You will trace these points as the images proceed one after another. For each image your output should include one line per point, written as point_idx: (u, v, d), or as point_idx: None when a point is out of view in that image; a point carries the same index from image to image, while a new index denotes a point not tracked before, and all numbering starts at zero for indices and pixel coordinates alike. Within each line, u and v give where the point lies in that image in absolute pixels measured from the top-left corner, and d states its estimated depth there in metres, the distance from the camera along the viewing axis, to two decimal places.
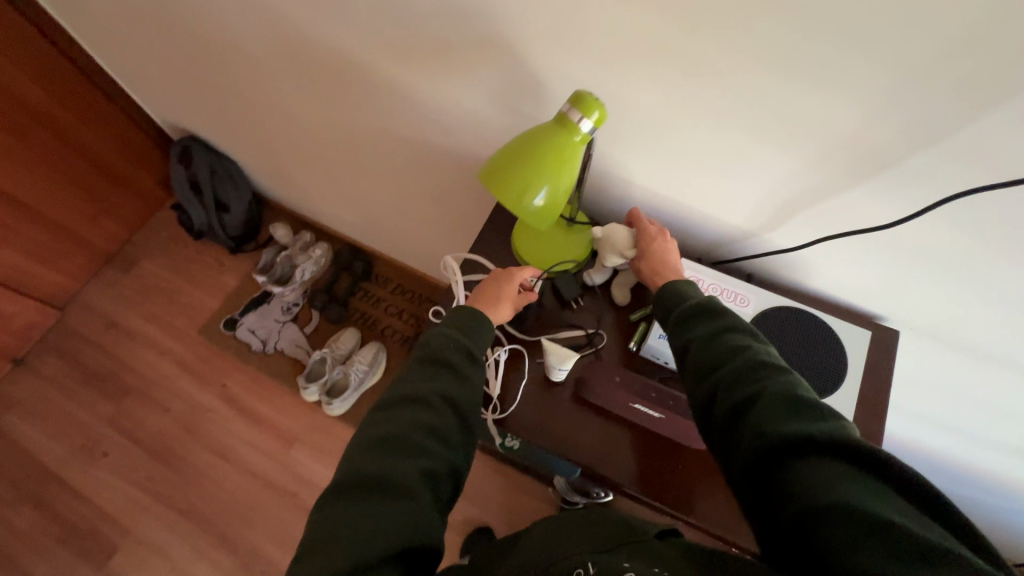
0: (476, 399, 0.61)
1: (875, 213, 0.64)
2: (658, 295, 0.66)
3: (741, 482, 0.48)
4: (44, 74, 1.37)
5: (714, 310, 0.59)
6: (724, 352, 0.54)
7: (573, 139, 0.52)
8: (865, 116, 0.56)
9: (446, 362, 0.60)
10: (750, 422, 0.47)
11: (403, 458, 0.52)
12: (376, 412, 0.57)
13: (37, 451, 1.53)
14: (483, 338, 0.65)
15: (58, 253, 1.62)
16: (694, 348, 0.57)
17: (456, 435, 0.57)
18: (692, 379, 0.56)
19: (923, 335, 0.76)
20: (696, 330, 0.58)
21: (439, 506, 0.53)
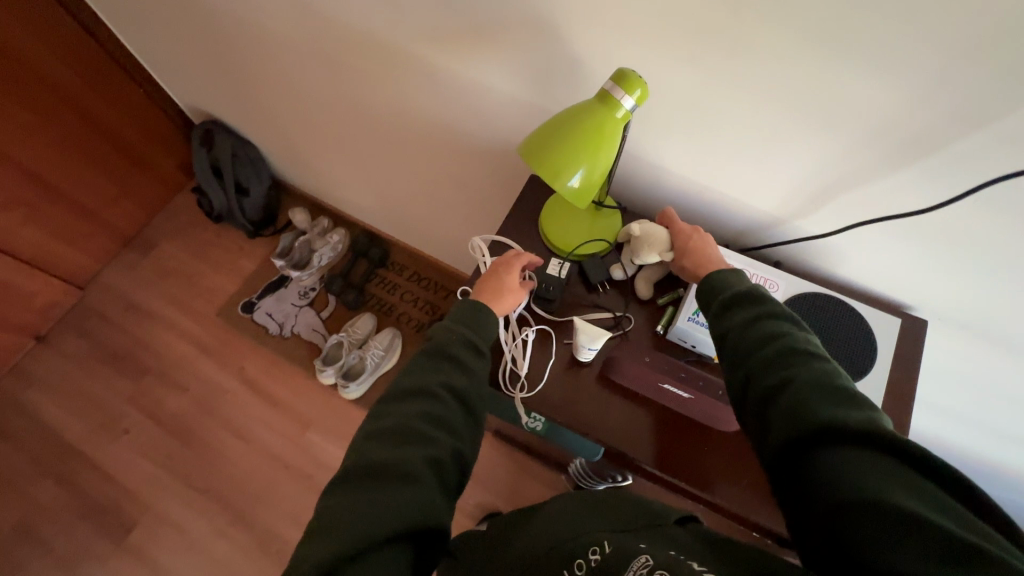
0: (480, 391, 0.61)
1: (914, 199, 0.63)
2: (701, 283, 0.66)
3: (773, 468, 0.49)
4: (71, 55, 1.38)
5: (755, 295, 0.58)
6: (762, 338, 0.54)
7: (614, 115, 0.53)
8: (910, 99, 0.55)
9: (449, 355, 0.61)
10: (784, 409, 0.48)
11: (408, 446, 0.52)
12: (384, 403, 0.57)
13: (59, 426, 1.55)
14: (486, 328, 0.66)
15: (80, 233, 1.65)
16: (731, 333, 0.57)
17: (462, 424, 0.57)
18: (728, 364, 0.56)
19: (952, 327, 0.76)
20: (735, 314, 0.58)
21: (446, 492, 0.53)
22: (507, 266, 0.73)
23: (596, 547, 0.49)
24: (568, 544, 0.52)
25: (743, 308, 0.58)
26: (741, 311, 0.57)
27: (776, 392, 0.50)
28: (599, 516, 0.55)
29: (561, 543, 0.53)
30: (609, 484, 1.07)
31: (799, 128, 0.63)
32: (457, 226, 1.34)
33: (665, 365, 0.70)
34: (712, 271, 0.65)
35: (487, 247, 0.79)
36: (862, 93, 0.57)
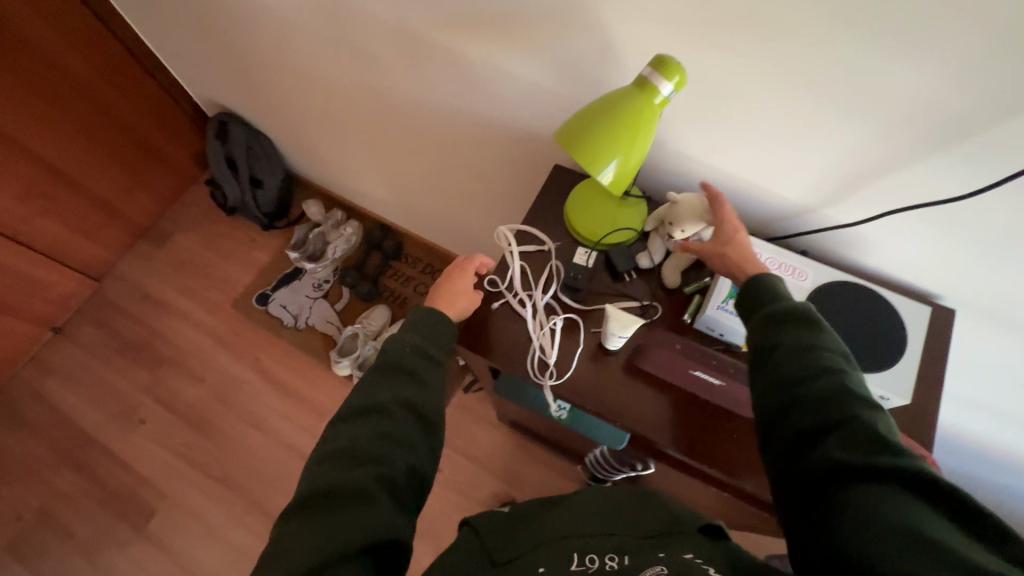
0: (435, 401, 0.62)
1: (948, 186, 0.63)
2: (743, 292, 0.63)
3: (800, 496, 0.47)
4: (86, 45, 1.39)
5: (806, 320, 0.55)
6: (811, 367, 0.52)
7: (653, 102, 0.53)
8: (948, 84, 0.55)
9: (402, 368, 0.62)
10: (830, 446, 0.46)
11: (358, 465, 0.53)
12: (336, 424, 0.58)
13: (77, 416, 1.57)
14: (440, 338, 0.67)
15: (95, 225, 1.66)
16: (775, 358, 0.54)
17: (417, 436, 0.58)
18: (765, 389, 0.54)
19: (981, 316, 0.75)
20: (781, 337, 0.55)
21: (401, 506, 0.54)
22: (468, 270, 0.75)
23: (613, 554, 0.52)
24: (575, 537, 0.56)
25: (791, 332, 0.55)
26: (789, 336, 0.55)
27: (824, 428, 0.48)
28: (618, 519, 0.59)
29: (569, 534, 0.56)
30: (628, 473, 1.07)
31: (829, 112, 0.63)
32: (473, 216, 1.34)
33: (695, 353, 0.70)
34: (754, 282, 0.62)
35: (513, 236, 0.80)
36: (896, 76, 0.56)
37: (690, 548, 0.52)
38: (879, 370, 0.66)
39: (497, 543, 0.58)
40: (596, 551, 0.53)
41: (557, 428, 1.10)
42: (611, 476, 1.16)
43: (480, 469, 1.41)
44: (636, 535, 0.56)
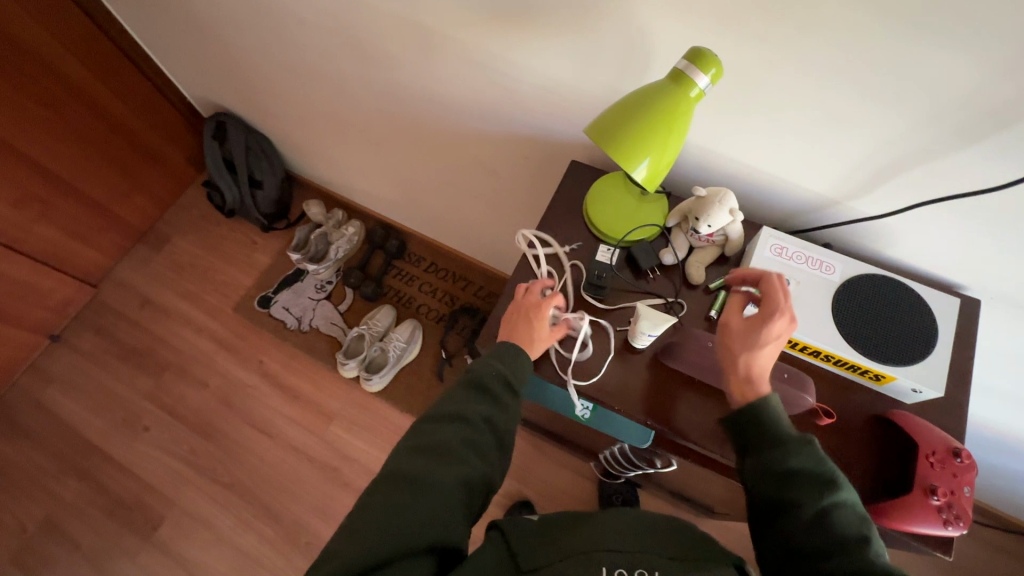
0: (513, 426, 0.63)
1: (983, 177, 0.62)
2: (739, 419, 0.59)
3: None
4: (79, 46, 1.34)
5: (820, 473, 0.53)
6: (829, 538, 0.50)
7: (688, 95, 0.54)
8: (990, 73, 0.53)
9: (488, 390, 0.63)
10: None
11: (443, 463, 0.56)
12: (424, 421, 0.61)
13: (79, 424, 1.54)
14: (522, 365, 0.66)
15: (92, 229, 1.62)
16: (791, 519, 0.52)
17: (493, 454, 0.60)
18: (780, 552, 0.52)
19: (1006, 304, 0.75)
20: (796, 493, 0.52)
21: (469, 513, 0.57)
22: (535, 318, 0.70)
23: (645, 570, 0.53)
24: (605, 551, 0.54)
25: (805, 487, 0.52)
26: (802, 491, 0.52)
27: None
28: (649, 533, 0.57)
29: (601, 548, 0.55)
30: (644, 469, 1.07)
31: (865, 102, 0.61)
32: (481, 213, 1.33)
33: None
34: (758, 410, 0.58)
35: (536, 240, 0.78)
36: (938, 66, 0.54)
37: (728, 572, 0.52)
38: (911, 363, 0.65)
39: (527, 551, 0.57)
40: (625, 565, 0.53)
41: (572, 426, 1.10)
42: (625, 471, 1.16)
43: None
44: (671, 557, 0.55)
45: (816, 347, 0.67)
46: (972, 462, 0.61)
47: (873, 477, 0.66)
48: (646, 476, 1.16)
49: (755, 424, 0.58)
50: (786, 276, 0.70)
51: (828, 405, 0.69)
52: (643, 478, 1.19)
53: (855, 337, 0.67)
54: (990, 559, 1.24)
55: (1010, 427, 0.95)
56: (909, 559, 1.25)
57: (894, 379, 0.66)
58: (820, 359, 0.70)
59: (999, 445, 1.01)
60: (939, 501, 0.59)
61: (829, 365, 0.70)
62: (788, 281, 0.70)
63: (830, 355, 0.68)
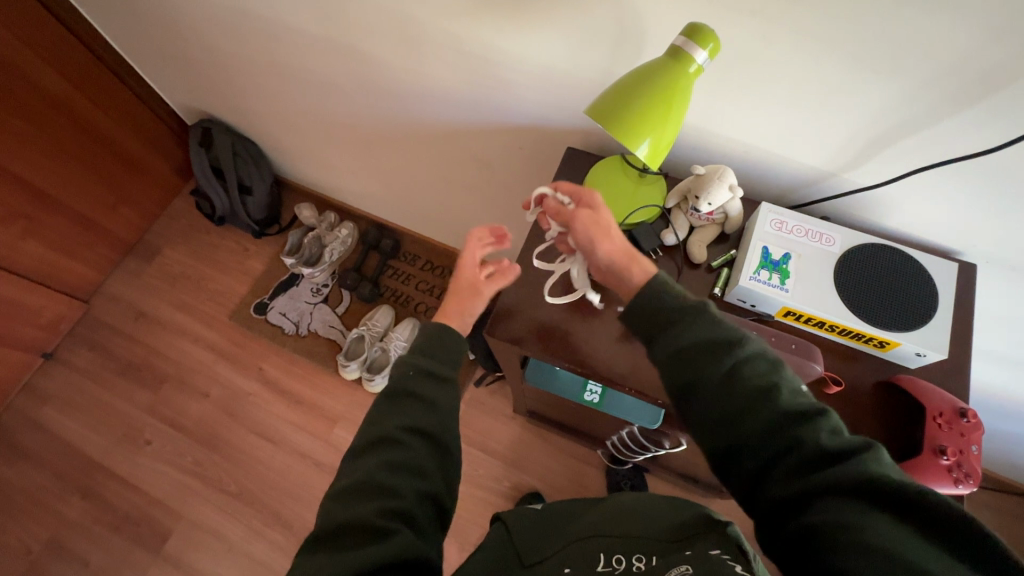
0: (452, 423, 0.62)
1: (976, 141, 0.63)
2: (630, 310, 0.56)
3: (766, 522, 0.48)
4: (56, 57, 1.31)
5: (716, 339, 0.51)
6: (745, 398, 0.49)
7: (687, 71, 0.55)
8: (981, 38, 0.54)
9: (411, 395, 0.61)
10: (778, 485, 0.47)
11: (371, 498, 0.54)
12: (350, 460, 0.59)
13: (79, 442, 1.52)
14: (451, 354, 0.65)
15: (80, 244, 1.60)
16: (701, 396, 0.50)
17: (432, 463, 0.59)
18: (704, 429, 0.51)
19: (1001, 268, 0.77)
20: (699, 370, 0.51)
21: (421, 530, 0.55)
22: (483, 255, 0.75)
23: (641, 555, 0.51)
24: (600, 535, 0.56)
25: (708, 360, 0.51)
26: (703, 363, 0.51)
27: (778, 462, 0.47)
28: (644, 522, 0.56)
29: (595, 533, 0.57)
30: (652, 452, 1.08)
31: (859, 70, 0.61)
32: (477, 207, 1.33)
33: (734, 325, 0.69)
34: (643, 295, 0.56)
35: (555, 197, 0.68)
36: (936, 33, 0.55)
37: (716, 543, 0.47)
38: (913, 330, 0.67)
39: (526, 543, 0.60)
40: (621, 551, 0.53)
41: (579, 414, 1.10)
42: (633, 455, 1.17)
43: (500, 462, 1.40)
44: (656, 537, 0.53)
45: (819, 317, 0.69)
46: (978, 421, 0.62)
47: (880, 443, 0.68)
48: (653, 459, 1.17)
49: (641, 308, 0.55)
50: (788, 250, 0.71)
51: (835, 373, 0.71)
52: (651, 462, 1.20)
53: (857, 306, 0.68)
54: (993, 521, 1.26)
55: (1008, 388, 0.97)
56: None
57: (899, 345, 0.67)
58: (824, 330, 0.71)
59: (992, 406, 1.04)
60: (949, 460, 0.61)
61: (832, 335, 0.71)
62: (789, 254, 0.71)
63: (835, 325, 0.69)
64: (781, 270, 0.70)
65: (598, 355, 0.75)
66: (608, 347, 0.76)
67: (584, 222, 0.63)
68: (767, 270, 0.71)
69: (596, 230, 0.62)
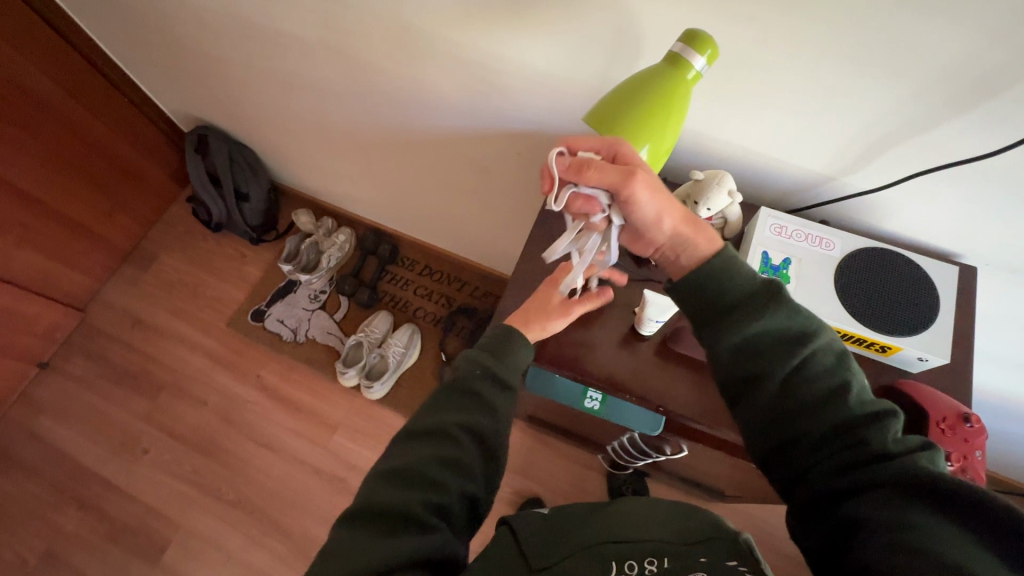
0: (503, 432, 0.61)
1: (976, 144, 0.62)
2: (691, 286, 0.55)
3: (807, 511, 0.51)
4: (50, 64, 1.31)
5: (790, 335, 0.52)
6: (809, 396, 0.51)
7: (686, 77, 0.56)
8: (979, 42, 0.54)
9: (471, 394, 0.62)
10: (826, 477, 0.49)
11: (413, 489, 0.54)
12: (399, 443, 0.59)
13: (76, 452, 1.51)
14: (513, 362, 0.66)
15: (76, 252, 1.59)
16: (762, 389, 0.53)
17: (480, 467, 0.58)
18: (763, 420, 0.53)
19: (1001, 271, 0.77)
20: (765, 365, 0.53)
21: (455, 529, 0.55)
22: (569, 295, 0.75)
23: (652, 558, 0.52)
24: (613, 542, 0.55)
25: (777, 354, 0.52)
26: (772, 358, 0.52)
27: (833, 456, 0.50)
28: (662, 524, 0.56)
29: (604, 540, 0.55)
30: (654, 457, 1.07)
31: (858, 76, 0.61)
32: (474, 212, 1.33)
33: None
34: (708, 273, 0.54)
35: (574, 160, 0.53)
36: (937, 38, 0.55)
37: (733, 555, 0.50)
38: (914, 335, 0.66)
39: (535, 550, 0.56)
40: (635, 557, 0.53)
41: (580, 420, 1.10)
42: (634, 461, 1.17)
43: None
44: (674, 542, 0.54)
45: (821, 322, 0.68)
46: (982, 425, 0.62)
47: None
48: (654, 464, 1.16)
49: (710, 292, 0.54)
50: (787, 254, 0.71)
51: None
52: (653, 467, 1.19)
53: (858, 311, 0.68)
54: None
55: (1010, 390, 0.97)
56: None
57: (901, 350, 0.67)
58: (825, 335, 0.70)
59: (992, 407, 1.04)
60: (956, 466, 0.62)
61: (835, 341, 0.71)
62: (789, 259, 0.71)
63: (836, 330, 0.68)
64: (781, 275, 0.70)
65: (599, 362, 0.74)
66: (610, 354, 0.75)
67: (650, 193, 0.52)
68: (767, 276, 0.70)
69: (663, 200, 0.53)
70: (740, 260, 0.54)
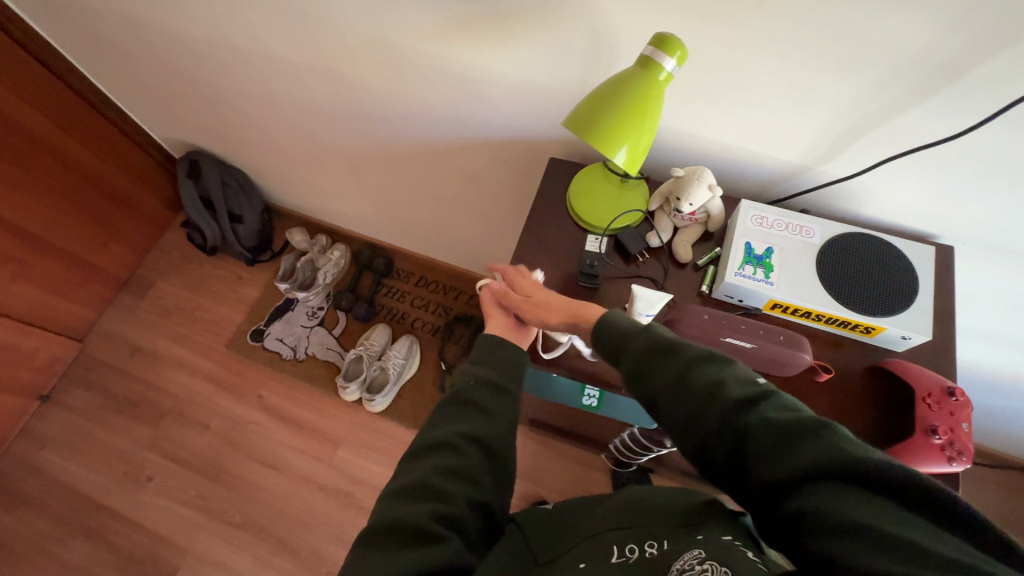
0: (507, 436, 0.63)
1: (942, 127, 0.65)
2: (593, 338, 0.60)
3: (760, 520, 0.46)
4: (39, 98, 1.33)
5: (660, 350, 0.54)
6: (696, 400, 0.50)
7: (658, 78, 0.58)
8: (938, 28, 0.56)
9: (469, 403, 0.63)
10: (749, 477, 0.45)
11: (420, 500, 0.56)
12: (407, 460, 0.61)
13: (81, 483, 1.51)
14: (510, 368, 0.66)
15: (72, 283, 1.60)
16: (660, 408, 0.52)
17: (484, 474, 0.60)
18: (677, 440, 0.51)
19: (979, 250, 0.79)
20: (652, 384, 0.53)
21: (469, 539, 0.57)
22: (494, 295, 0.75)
23: (652, 540, 0.52)
24: (615, 530, 0.56)
25: (658, 370, 0.53)
26: (654, 376, 0.53)
27: (740, 451, 0.46)
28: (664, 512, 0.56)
29: (610, 527, 0.57)
30: (655, 452, 1.09)
31: (825, 66, 0.64)
32: (467, 223, 1.35)
33: (724, 320, 0.69)
34: (598, 325, 0.60)
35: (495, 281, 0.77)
36: (895, 27, 0.57)
37: (727, 530, 0.48)
38: (897, 315, 0.68)
39: (541, 542, 0.61)
40: (636, 541, 0.53)
41: (580, 420, 1.11)
42: (636, 458, 1.18)
43: None
44: (674, 523, 0.53)
45: (806, 308, 0.70)
46: (966, 399, 0.64)
47: (876, 428, 0.69)
48: (656, 459, 1.18)
49: (603, 335, 0.59)
50: (770, 244, 0.73)
51: (825, 361, 0.72)
52: (655, 463, 1.21)
53: (842, 295, 0.70)
54: (996, 499, 1.28)
55: (997, 366, 1.00)
56: None
57: (884, 330, 0.69)
58: (811, 319, 0.73)
59: (981, 383, 1.06)
60: (941, 439, 0.63)
61: (821, 324, 0.73)
62: (772, 248, 0.73)
63: (819, 314, 0.71)
64: (765, 264, 0.72)
65: None
66: None
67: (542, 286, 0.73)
68: (751, 265, 0.72)
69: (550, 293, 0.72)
70: (613, 311, 0.61)
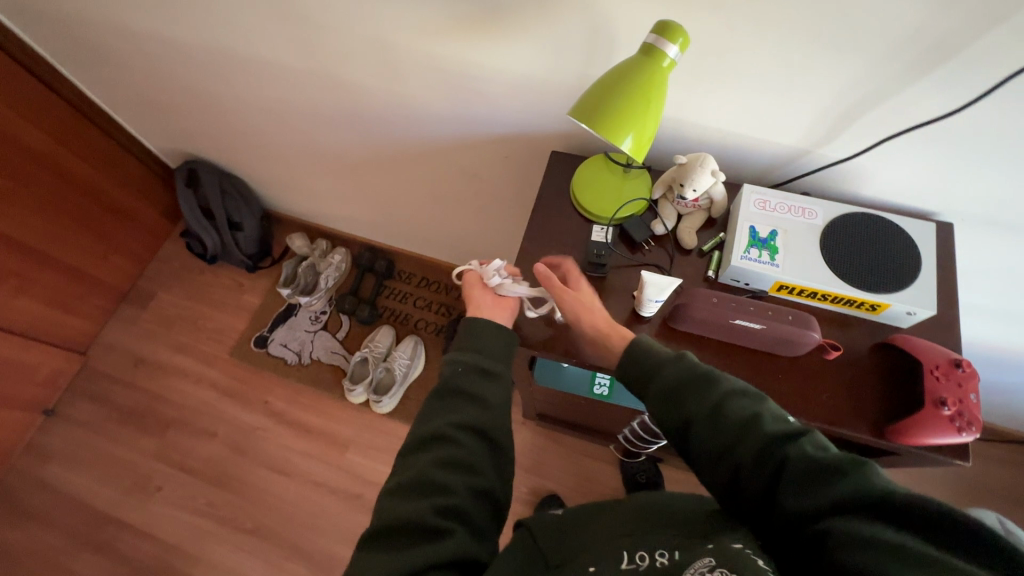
0: (500, 419, 0.64)
1: (939, 105, 0.66)
2: (627, 363, 0.62)
3: (785, 549, 0.47)
4: (34, 112, 1.32)
5: (697, 379, 0.57)
6: (731, 430, 0.52)
7: (661, 65, 0.59)
8: (931, 8, 0.57)
9: (460, 391, 0.64)
10: (780, 506, 0.48)
11: (421, 496, 0.56)
12: (404, 456, 0.61)
13: (89, 496, 1.51)
14: (493, 350, 0.68)
15: (72, 296, 1.60)
16: (692, 434, 0.54)
17: (484, 461, 0.61)
18: (706, 467, 0.54)
19: (978, 225, 0.81)
20: (687, 409, 0.55)
21: (477, 528, 0.58)
22: (474, 282, 0.76)
23: (663, 549, 0.50)
24: (626, 537, 0.54)
25: (694, 399, 0.56)
26: (690, 402, 0.56)
27: (771, 480, 0.49)
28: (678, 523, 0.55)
29: (623, 535, 0.55)
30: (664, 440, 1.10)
31: (821, 49, 0.65)
32: (468, 220, 1.36)
33: (732, 302, 0.70)
34: (635, 353, 0.62)
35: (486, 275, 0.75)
36: (889, 8, 0.58)
37: (738, 539, 0.48)
38: (900, 291, 0.70)
39: (554, 548, 0.58)
40: (645, 548, 0.51)
41: (589, 411, 1.12)
42: (645, 447, 1.19)
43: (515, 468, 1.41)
44: (685, 534, 0.52)
45: (812, 288, 0.71)
46: (972, 369, 0.65)
47: (886, 404, 0.70)
48: (665, 447, 1.19)
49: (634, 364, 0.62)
50: (774, 227, 0.74)
51: (832, 340, 0.74)
52: (664, 451, 1.22)
53: (846, 274, 0.71)
54: (1001, 473, 1.30)
55: (998, 340, 1.01)
56: (925, 484, 1.30)
57: (889, 306, 0.70)
58: (817, 299, 0.74)
59: (982, 358, 1.08)
60: (951, 411, 0.63)
61: (826, 304, 0.74)
62: (776, 231, 0.74)
63: (825, 294, 0.72)
64: (770, 247, 0.73)
65: None
66: None
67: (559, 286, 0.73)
68: (756, 248, 0.73)
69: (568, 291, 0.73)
70: (647, 338, 0.64)
